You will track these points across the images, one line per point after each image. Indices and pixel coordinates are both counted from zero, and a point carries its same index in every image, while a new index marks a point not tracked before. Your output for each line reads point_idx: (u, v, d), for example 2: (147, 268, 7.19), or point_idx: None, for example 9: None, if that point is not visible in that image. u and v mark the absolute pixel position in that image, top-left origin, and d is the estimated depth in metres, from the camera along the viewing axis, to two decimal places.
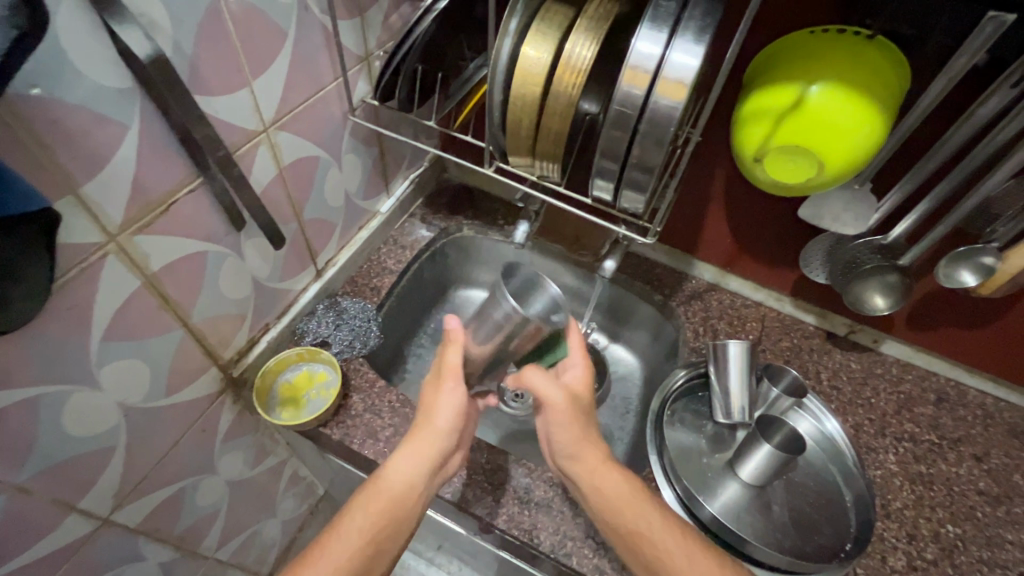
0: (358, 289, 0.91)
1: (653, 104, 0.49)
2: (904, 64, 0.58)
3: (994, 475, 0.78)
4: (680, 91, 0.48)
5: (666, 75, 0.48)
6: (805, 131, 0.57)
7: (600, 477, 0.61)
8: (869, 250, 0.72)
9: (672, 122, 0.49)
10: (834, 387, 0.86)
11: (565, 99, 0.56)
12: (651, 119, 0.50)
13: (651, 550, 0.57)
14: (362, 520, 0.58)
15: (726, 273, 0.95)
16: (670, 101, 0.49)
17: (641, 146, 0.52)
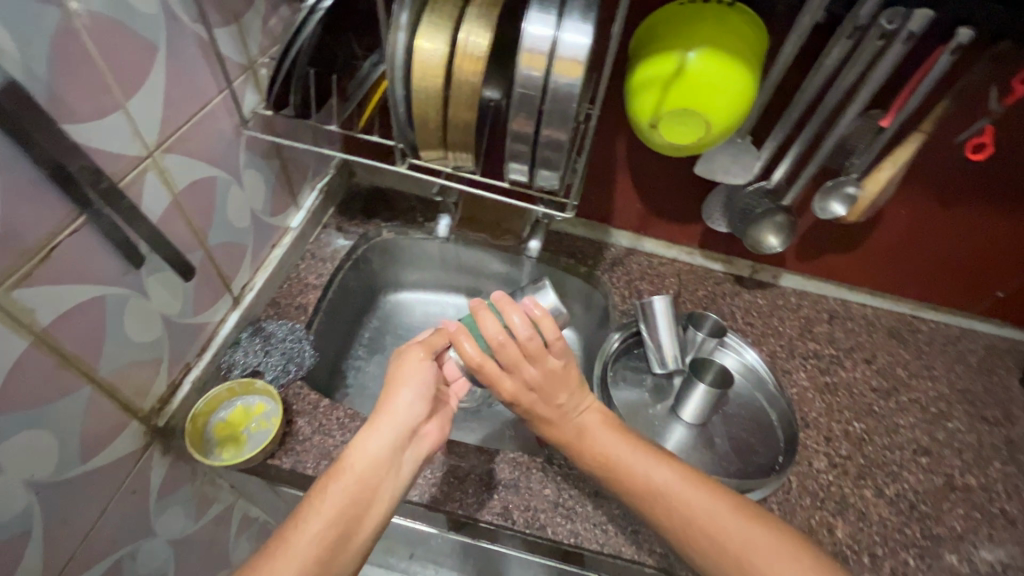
0: (282, 309, 0.86)
1: (552, 84, 0.51)
2: (762, 27, 0.66)
3: (882, 372, 0.92)
4: (575, 69, 0.50)
5: (560, 55, 0.50)
6: (691, 94, 0.63)
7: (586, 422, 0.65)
8: (758, 196, 0.80)
9: (572, 99, 0.52)
10: (748, 323, 0.96)
11: (467, 87, 0.56)
12: (553, 98, 0.52)
13: (640, 485, 0.59)
14: (332, 506, 0.53)
15: (640, 236, 1.02)
16: (567, 81, 0.51)
17: (549, 124, 0.54)
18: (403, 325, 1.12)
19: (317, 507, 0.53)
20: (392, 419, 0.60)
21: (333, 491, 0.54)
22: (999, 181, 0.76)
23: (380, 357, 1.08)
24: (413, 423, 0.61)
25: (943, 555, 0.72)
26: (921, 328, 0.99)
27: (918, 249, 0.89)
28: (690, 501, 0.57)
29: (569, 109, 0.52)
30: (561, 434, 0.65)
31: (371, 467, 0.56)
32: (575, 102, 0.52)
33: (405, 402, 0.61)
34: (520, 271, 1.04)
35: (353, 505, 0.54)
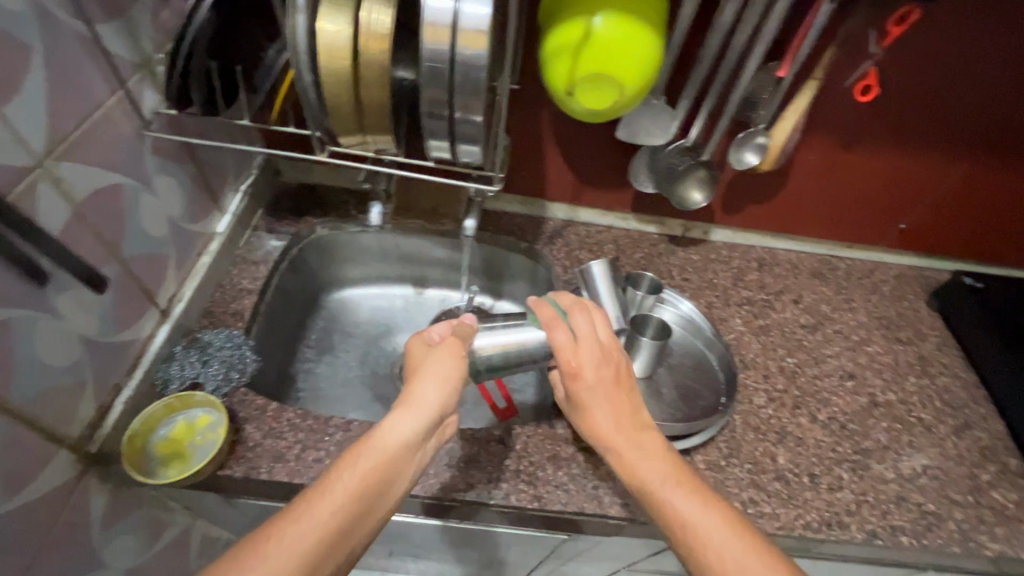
0: (217, 318, 0.83)
1: (459, 57, 0.51)
2: None
3: (809, 309, 0.99)
4: (479, 40, 0.51)
5: (463, 26, 0.50)
6: (600, 59, 0.65)
7: (629, 447, 0.60)
8: (679, 154, 0.83)
9: (481, 69, 0.52)
10: (684, 278, 1.00)
11: (376, 66, 0.56)
12: (462, 70, 0.52)
13: (672, 518, 0.54)
14: (353, 479, 0.52)
15: (576, 207, 1.04)
16: (474, 52, 0.51)
17: (462, 97, 0.54)
18: (351, 322, 1.11)
19: (342, 476, 0.52)
20: (427, 400, 0.60)
21: (358, 465, 0.53)
22: (889, 119, 0.83)
23: (330, 356, 1.06)
24: (443, 409, 0.61)
25: (873, 465, 0.79)
26: (840, 265, 1.07)
27: (829, 192, 0.96)
28: (720, 551, 0.50)
29: (479, 82, 0.53)
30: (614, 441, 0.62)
31: (397, 451, 0.56)
32: (483, 73, 0.52)
33: (432, 378, 0.61)
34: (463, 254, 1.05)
35: (369, 486, 0.52)
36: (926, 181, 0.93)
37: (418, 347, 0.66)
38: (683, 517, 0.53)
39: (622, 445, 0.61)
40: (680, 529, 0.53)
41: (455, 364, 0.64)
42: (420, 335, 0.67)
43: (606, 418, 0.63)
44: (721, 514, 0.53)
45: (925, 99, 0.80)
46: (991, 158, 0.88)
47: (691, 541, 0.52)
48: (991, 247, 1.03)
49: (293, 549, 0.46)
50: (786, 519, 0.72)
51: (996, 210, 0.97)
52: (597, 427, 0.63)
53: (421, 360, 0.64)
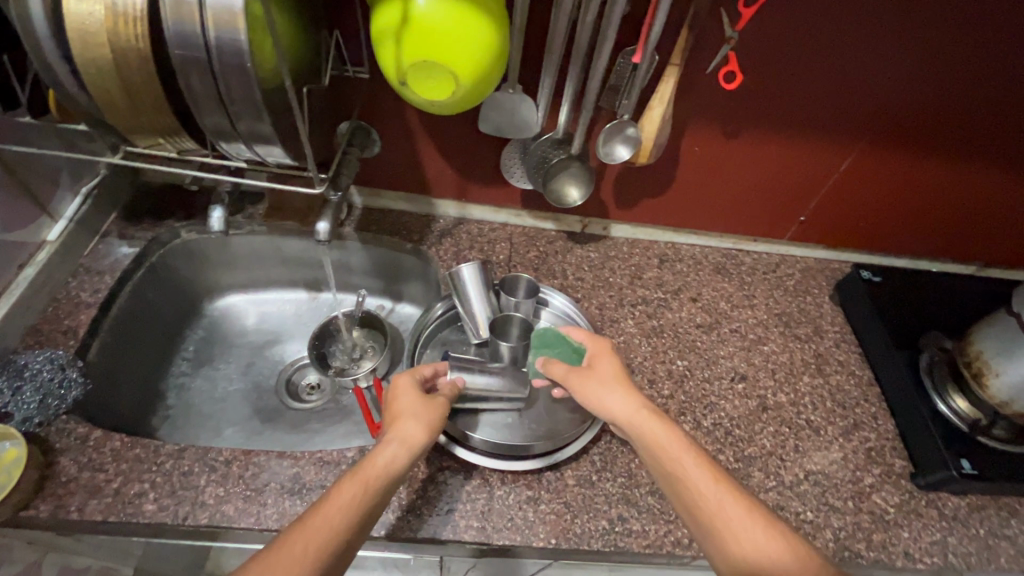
0: (46, 336, 0.75)
1: (213, 41, 0.44)
2: None
3: (707, 308, 0.95)
4: (234, 20, 0.43)
5: (211, 4, 0.43)
6: (426, 44, 0.58)
7: (642, 423, 0.63)
8: (551, 146, 0.77)
9: (243, 56, 0.45)
10: (579, 278, 0.95)
11: (134, 53, 0.48)
12: (220, 57, 0.45)
13: (689, 491, 0.58)
14: (347, 499, 0.54)
15: (465, 204, 0.98)
16: (230, 35, 0.44)
17: (229, 89, 0.47)
18: (236, 330, 1.04)
19: (336, 497, 0.54)
20: (410, 427, 0.62)
21: (349, 487, 0.55)
22: (771, 105, 0.78)
23: (209, 369, 0.99)
24: (427, 443, 0.62)
25: (753, 473, 0.76)
26: (743, 260, 1.03)
27: (725, 184, 0.91)
28: (732, 520, 0.55)
29: (244, 70, 0.46)
30: (635, 413, 0.64)
31: (387, 474, 0.57)
32: (247, 60, 0.45)
33: (416, 414, 0.63)
34: (349, 255, 0.99)
35: (363, 505, 0.54)
36: (821, 172, 0.89)
37: (407, 384, 0.66)
38: (700, 490, 0.57)
39: (644, 425, 0.63)
40: (699, 499, 0.57)
41: (438, 404, 0.66)
42: (411, 373, 0.68)
43: (617, 401, 0.65)
44: (729, 486, 0.58)
45: (805, 84, 0.76)
46: (884, 146, 0.84)
47: (707, 510, 0.56)
48: (898, 236, 1.00)
49: (297, 563, 0.48)
50: (655, 536, 0.68)
51: (897, 202, 0.94)
52: (611, 409, 0.65)
53: (404, 397, 0.65)
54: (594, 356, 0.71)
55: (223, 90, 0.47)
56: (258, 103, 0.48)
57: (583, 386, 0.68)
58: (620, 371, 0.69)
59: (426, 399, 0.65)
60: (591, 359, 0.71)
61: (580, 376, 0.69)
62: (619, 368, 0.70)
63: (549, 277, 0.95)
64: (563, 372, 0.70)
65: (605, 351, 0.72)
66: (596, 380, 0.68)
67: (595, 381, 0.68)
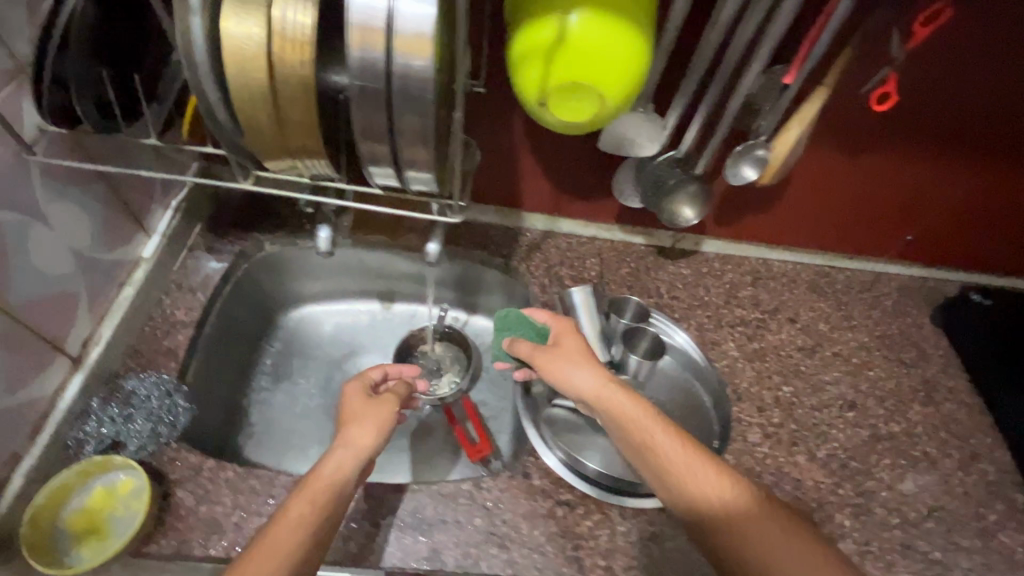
0: (146, 358, 0.72)
1: (397, 70, 0.41)
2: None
3: (807, 329, 0.91)
4: (422, 47, 0.40)
5: (400, 30, 0.39)
6: (578, 64, 0.54)
7: (606, 395, 0.64)
8: (669, 166, 0.74)
9: (427, 88, 0.42)
10: (673, 297, 0.92)
11: (297, 79, 0.45)
12: (403, 88, 0.42)
13: (658, 460, 0.59)
14: (300, 514, 0.54)
15: (555, 217, 0.94)
16: (416, 63, 0.40)
17: (404, 121, 0.44)
18: (313, 341, 1.01)
19: (287, 516, 0.54)
20: (356, 433, 0.63)
21: (299, 505, 0.55)
22: (885, 126, 0.75)
23: (289, 384, 0.96)
24: (377, 441, 0.63)
25: (875, 509, 0.73)
26: (838, 277, 0.99)
27: (830, 204, 0.88)
28: (702, 482, 0.57)
29: (425, 101, 0.42)
30: (593, 388, 0.65)
31: (337, 484, 0.58)
32: (430, 89, 0.42)
33: (362, 418, 0.65)
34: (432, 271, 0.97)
35: (318, 516, 0.54)
36: (927, 192, 0.85)
37: (356, 390, 0.69)
38: (669, 456, 0.59)
39: (610, 399, 0.64)
40: (669, 465, 0.59)
41: (387, 404, 0.67)
42: (360, 380, 0.71)
43: (583, 377, 0.66)
44: (696, 452, 0.59)
45: (924, 105, 0.72)
46: (997, 165, 0.80)
47: (676, 475, 0.58)
48: (1000, 252, 0.96)
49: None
50: None
51: (1005, 220, 0.90)
52: (579, 386, 0.66)
53: (349, 404, 0.67)
54: (557, 333, 0.72)
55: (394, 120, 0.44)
56: (429, 134, 0.45)
57: (550, 364, 0.69)
58: (580, 345, 0.70)
59: (373, 401, 0.67)
60: (557, 338, 0.72)
61: (547, 356, 0.69)
62: (581, 345, 0.70)
63: (642, 295, 0.92)
64: (527, 351, 0.71)
65: (564, 329, 0.72)
66: (563, 357, 0.69)
67: (561, 359, 0.68)
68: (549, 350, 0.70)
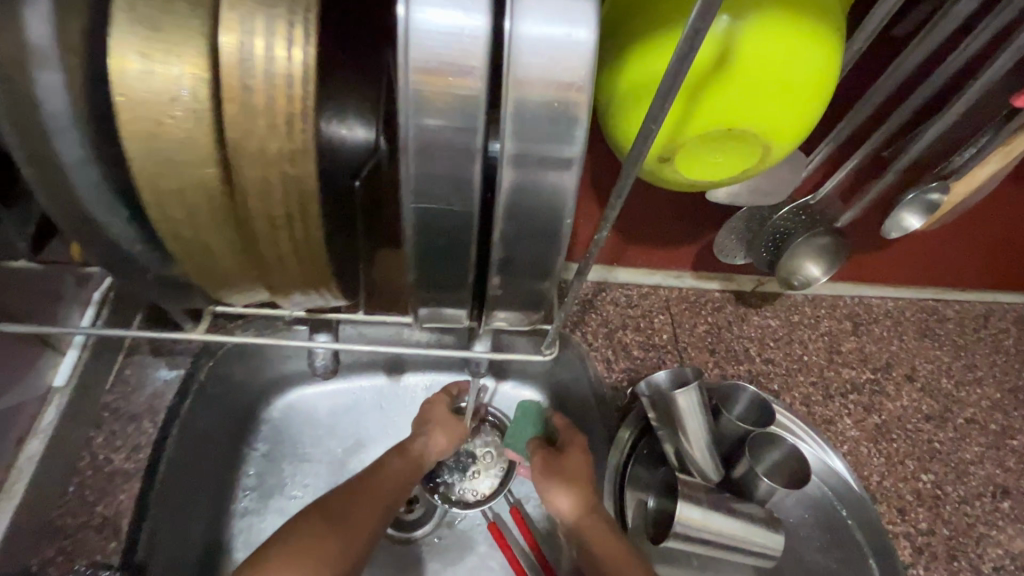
0: (71, 539, 0.50)
1: (514, 139, 0.24)
2: None
3: (928, 390, 0.74)
4: (566, 97, 0.24)
5: (523, 72, 0.23)
6: (750, 98, 0.33)
7: (590, 531, 0.54)
8: (794, 218, 0.53)
9: (562, 185, 0.26)
10: (768, 360, 0.73)
11: (281, 162, 0.26)
12: (526, 188, 0.26)
13: None
14: (394, 475, 0.60)
15: (613, 266, 0.73)
16: (551, 127, 0.24)
17: (513, 234, 0.28)
18: (305, 437, 0.72)
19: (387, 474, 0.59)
20: (428, 444, 0.63)
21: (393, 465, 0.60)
22: None
23: (280, 500, 0.69)
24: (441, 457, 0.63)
25: None
26: (949, 315, 0.82)
27: (954, 224, 0.75)
28: None
29: (561, 189, 0.26)
30: (580, 516, 0.55)
31: (424, 463, 0.62)
32: (569, 169, 0.25)
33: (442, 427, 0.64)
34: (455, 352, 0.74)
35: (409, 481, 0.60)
36: None
37: (438, 401, 0.66)
38: None
39: (593, 536, 0.54)
40: None
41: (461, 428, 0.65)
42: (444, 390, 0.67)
43: (569, 507, 0.56)
44: None
45: None
46: None
47: None
48: None
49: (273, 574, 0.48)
50: None
51: None
52: (559, 509, 0.56)
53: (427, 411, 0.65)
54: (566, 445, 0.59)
55: (499, 217, 0.27)
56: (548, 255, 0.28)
57: (545, 479, 0.57)
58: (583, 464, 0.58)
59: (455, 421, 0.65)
60: (564, 448, 0.59)
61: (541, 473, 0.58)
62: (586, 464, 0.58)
63: (729, 361, 0.72)
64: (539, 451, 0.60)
65: (575, 441, 0.59)
66: (557, 473, 0.57)
67: (555, 471, 0.57)
68: (542, 464, 0.58)
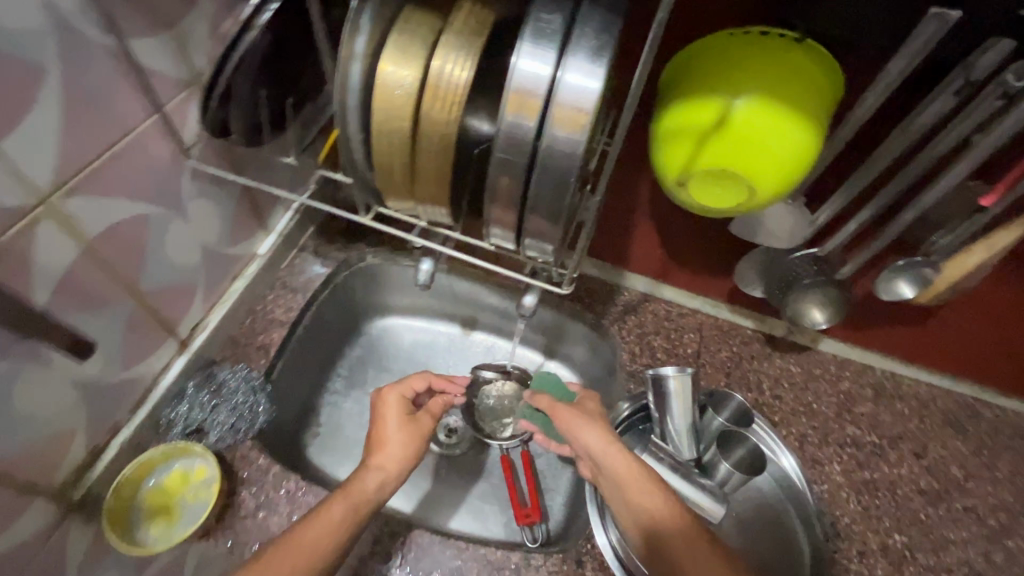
0: (242, 350, 0.76)
1: (548, 139, 0.41)
2: (838, 72, 0.48)
3: (933, 470, 0.78)
4: (580, 121, 0.40)
5: (560, 101, 0.40)
6: (732, 151, 0.48)
7: (612, 458, 0.60)
8: (805, 263, 0.66)
9: (573, 162, 0.42)
10: (776, 396, 0.82)
11: (442, 131, 0.45)
12: (553, 162, 0.42)
13: (654, 523, 0.57)
14: (334, 516, 0.57)
15: (660, 283, 0.88)
16: (571, 135, 0.41)
17: (538, 190, 0.44)
18: (394, 354, 0.95)
19: (326, 516, 0.56)
20: (392, 453, 0.64)
21: (338, 507, 0.58)
22: None
23: (360, 392, 0.91)
24: (410, 449, 0.65)
25: None
26: (985, 415, 0.84)
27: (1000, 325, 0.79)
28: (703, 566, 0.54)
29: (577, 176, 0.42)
30: (598, 444, 0.62)
31: (396, 457, 0.64)
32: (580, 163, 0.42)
33: (404, 438, 0.66)
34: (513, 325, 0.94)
35: (350, 525, 0.57)
36: None
37: (393, 410, 0.67)
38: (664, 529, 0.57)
39: (617, 458, 0.60)
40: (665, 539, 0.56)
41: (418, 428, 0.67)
42: (398, 391, 0.69)
43: (592, 438, 0.62)
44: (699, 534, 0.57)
45: None
46: None
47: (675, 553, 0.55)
48: None
49: None
50: None
51: None
52: (587, 445, 0.62)
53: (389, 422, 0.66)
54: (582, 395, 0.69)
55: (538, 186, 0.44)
56: (561, 211, 0.45)
57: (570, 420, 0.65)
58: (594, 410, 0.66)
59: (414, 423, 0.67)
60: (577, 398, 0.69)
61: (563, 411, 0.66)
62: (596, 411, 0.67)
63: (741, 387, 0.83)
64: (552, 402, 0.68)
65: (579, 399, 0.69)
66: (580, 414, 0.65)
67: (581, 415, 0.65)
68: (557, 411, 0.67)
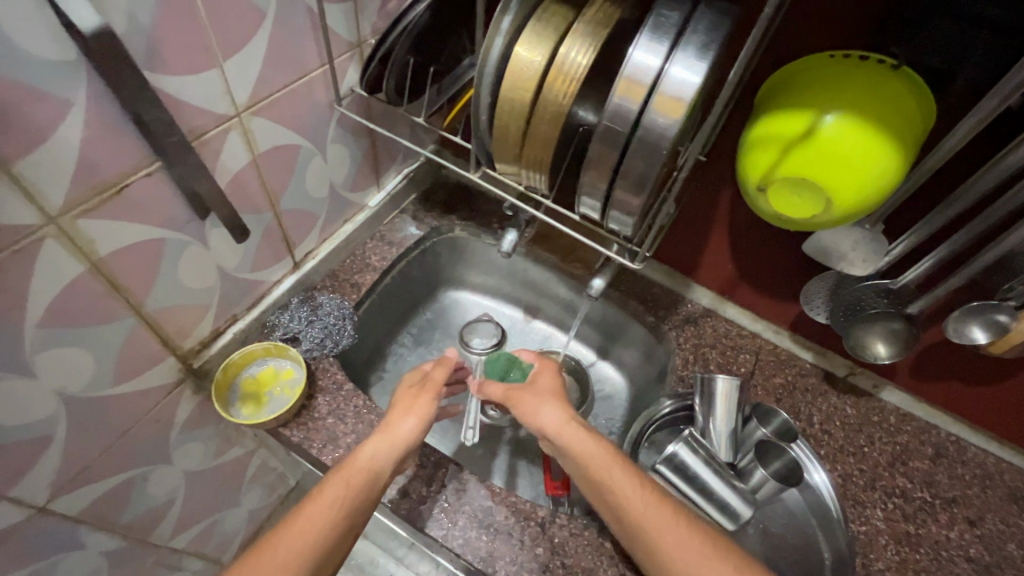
0: (338, 283, 0.87)
1: (648, 120, 0.48)
2: (931, 102, 0.52)
3: (986, 542, 0.74)
4: (677, 108, 0.46)
5: (663, 89, 0.46)
6: (814, 162, 0.52)
7: (567, 435, 0.64)
8: (875, 294, 0.67)
9: (664, 141, 0.48)
10: (824, 431, 0.82)
11: (555, 105, 0.53)
12: (650, 141, 0.48)
13: (615, 500, 0.59)
14: (335, 494, 0.56)
15: (725, 299, 0.91)
16: (669, 119, 0.47)
17: (631, 162, 0.50)
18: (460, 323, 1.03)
19: (324, 495, 0.56)
20: (394, 432, 0.63)
21: (336, 485, 0.57)
22: None
23: (425, 350, 1.00)
24: (415, 433, 0.64)
25: None
26: None
27: None
28: (665, 533, 0.56)
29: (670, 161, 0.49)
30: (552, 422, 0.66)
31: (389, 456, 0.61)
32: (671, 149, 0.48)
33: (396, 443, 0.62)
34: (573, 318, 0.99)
35: (342, 509, 0.56)
36: None
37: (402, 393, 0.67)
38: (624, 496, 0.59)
39: (572, 436, 0.64)
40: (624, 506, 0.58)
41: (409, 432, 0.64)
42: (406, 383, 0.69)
43: (550, 415, 0.67)
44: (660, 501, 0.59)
45: None
46: None
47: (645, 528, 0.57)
48: None
49: None
50: None
51: None
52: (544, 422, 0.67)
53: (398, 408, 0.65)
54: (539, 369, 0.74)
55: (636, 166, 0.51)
56: (646, 183, 0.51)
57: (524, 403, 0.70)
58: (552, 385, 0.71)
59: (418, 400, 0.66)
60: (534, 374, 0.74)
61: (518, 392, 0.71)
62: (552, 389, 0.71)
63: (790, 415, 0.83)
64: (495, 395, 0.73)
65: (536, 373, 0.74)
66: (536, 394, 0.70)
67: (535, 396, 0.70)
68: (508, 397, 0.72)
